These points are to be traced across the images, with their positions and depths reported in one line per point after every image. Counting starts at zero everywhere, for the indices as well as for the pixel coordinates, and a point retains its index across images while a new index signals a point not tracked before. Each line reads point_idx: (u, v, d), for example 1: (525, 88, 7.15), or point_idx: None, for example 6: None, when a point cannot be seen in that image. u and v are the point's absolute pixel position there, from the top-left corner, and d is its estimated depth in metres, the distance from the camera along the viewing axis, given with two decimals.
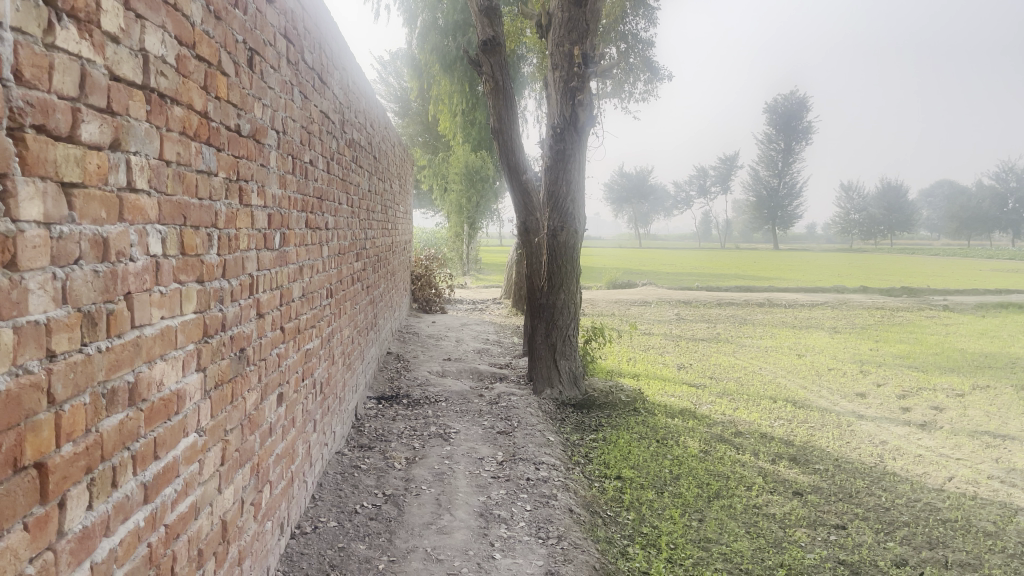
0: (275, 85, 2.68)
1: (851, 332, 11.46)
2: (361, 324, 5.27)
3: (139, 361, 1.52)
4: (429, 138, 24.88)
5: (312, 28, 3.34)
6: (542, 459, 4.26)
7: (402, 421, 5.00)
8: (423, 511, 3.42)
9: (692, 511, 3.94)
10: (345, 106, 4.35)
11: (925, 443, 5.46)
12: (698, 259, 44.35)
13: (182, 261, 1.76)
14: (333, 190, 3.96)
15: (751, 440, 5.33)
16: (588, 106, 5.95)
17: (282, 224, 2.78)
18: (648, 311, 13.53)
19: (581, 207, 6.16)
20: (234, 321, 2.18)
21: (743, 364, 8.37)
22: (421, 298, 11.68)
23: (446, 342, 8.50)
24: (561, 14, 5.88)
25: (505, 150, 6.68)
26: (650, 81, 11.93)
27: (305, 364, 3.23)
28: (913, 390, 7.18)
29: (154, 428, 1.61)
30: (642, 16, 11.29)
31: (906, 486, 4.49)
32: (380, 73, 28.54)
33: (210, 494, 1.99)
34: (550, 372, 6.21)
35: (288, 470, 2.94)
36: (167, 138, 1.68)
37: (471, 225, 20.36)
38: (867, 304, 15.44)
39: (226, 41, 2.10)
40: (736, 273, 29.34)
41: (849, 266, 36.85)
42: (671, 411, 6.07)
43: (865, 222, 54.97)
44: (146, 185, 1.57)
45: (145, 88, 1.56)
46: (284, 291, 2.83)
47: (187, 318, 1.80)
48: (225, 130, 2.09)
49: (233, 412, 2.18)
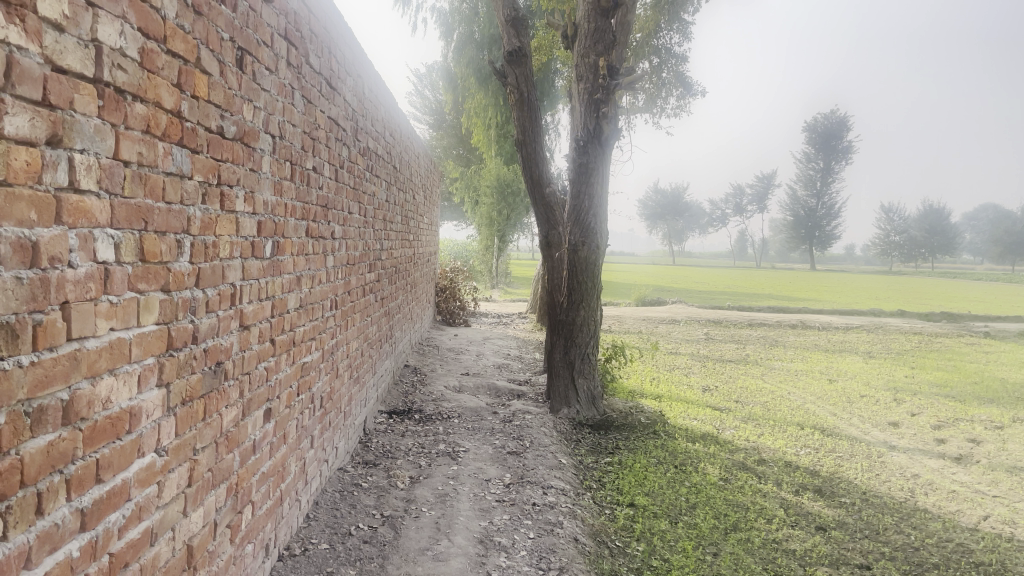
0: (270, 88, 2.58)
1: (887, 357, 11.10)
2: (374, 337, 5.16)
3: (77, 377, 1.40)
4: (463, 151, 24.92)
5: (319, 31, 3.24)
6: (552, 483, 4.09)
7: (411, 437, 4.86)
8: (420, 535, 3.26)
9: (707, 543, 3.73)
10: (358, 114, 4.24)
11: (960, 478, 5.18)
12: (732, 277, 43.71)
13: (142, 269, 1.65)
14: (342, 199, 3.85)
15: (775, 469, 5.10)
16: (613, 119, 5.78)
17: (274, 232, 2.66)
18: (677, 330, 13.26)
19: (604, 222, 5.99)
20: (209, 334, 2.07)
21: (771, 387, 8.10)
22: (445, 310, 11.58)
23: (466, 356, 8.36)
24: (588, 25, 5.74)
25: (529, 163, 6.54)
26: (684, 96, 11.71)
27: (300, 378, 3.10)
28: (950, 421, 6.86)
29: (97, 449, 1.49)
30: (677, 30, 11.08)
31: (937, 525, 4.23)
32: (417, 85, 28.65)
33: (172, 518, 1.86)
34: (568, 391, 6.04)
35: (276, 490, 2.82)
36: (125, 137, 1.56)
37: (501, 237, 20.26)
38: (904, 329, 15.00)
39: (209, 37, 2.00)
40: (769, 293, 28.84)
41: (887, 288, 36.07)
42: (692, 435, 5.85)
43: (905, 244, 53.86)
44: (95, 186, 1.45)
45: (97, 82, 1.45)
46: (277, 302, 2.72)
47: (146, 331, 1.68)
48: (204, 131, 1.99)
49: (205, 430, 2.06)
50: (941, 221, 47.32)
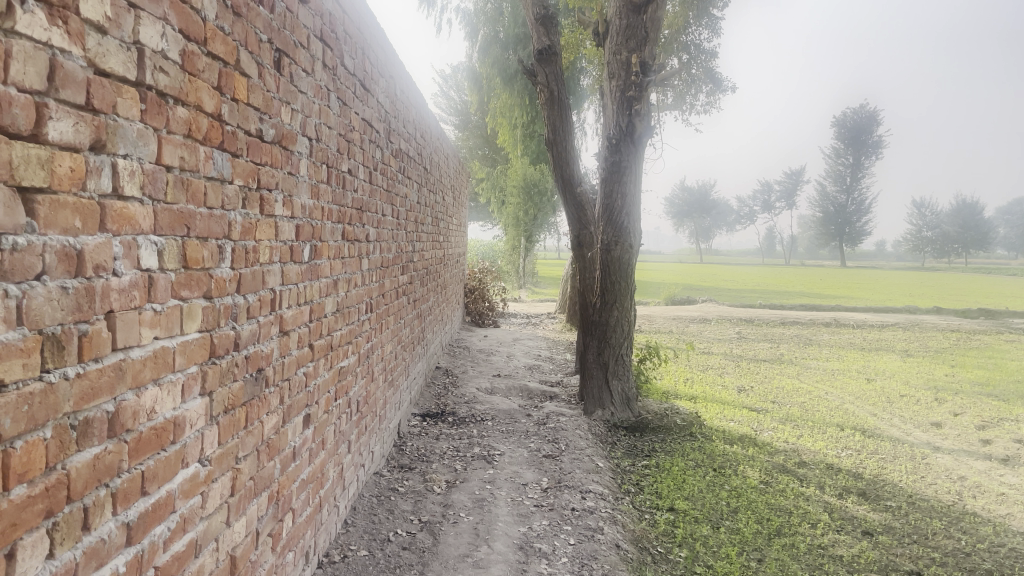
0: (307, 90, 2.54)
1: (925, 356, 10.87)
2: (407, 339, 5.13)
3: (122, 388, 1.37)
4: (488, 152, 24.91)
5: (353, 32, 3.21)
6: (590, 487, 4.02)
7: (445, 440, 4.82)
8: (459, 541, 3.22)
9: (751, 549, 3.65)
10: (391, 115, 4.21)
11: (1009, 480, 5.03)
12: (761, 275, 43.25)
13: (184, 275, 1.62)
14: (376, 201, 3.82)
15: (816, 471, 4.99)
16: (646, 116, 5.69)
17: (312, 235, 2.63)
18: (708, 329, 13.11)
19: (637, 221, 5.90)
20: (251, 340, 2.03)
21: (808, 387, 7.96)
22: (474, 311, 11.54)
23: (497, 357, 8.31)
24: (620, 21, 5.67)
25: (560, 162, 6.48)
26: (713, 93, 11.57)
27: (338, 383, 3.07)
28: (994, 421, 6.69)
29: (142, 460, 1.46)
30: (705, 26, 10.96)
31: (988, 529, 4.10)
32: (443, 86, 28.70)
33: (216, 528, 1.83)
34: (602, 393, 5.96)
35: (316, 496, 2.78)
36: (167, 142, 1.53)
37: (528, 238, 20.19)
38: (941, 326, 14.70)
39: (248, 39, 1.96)
40: (799, 291, 28.49)
41: (921, 285, 35.43)
42: (729, 437, 5.75)
43: (937, 239, 52.94)
44: (138, 192, 1.42)
45: (140, 85, 1.42)
46: (314, 306, 2.69)
47: (189, 338, 1.65)
48: (244, 135, 1.95)
49: (247, 439, 2.03)
50: (974, 215, 46.47)
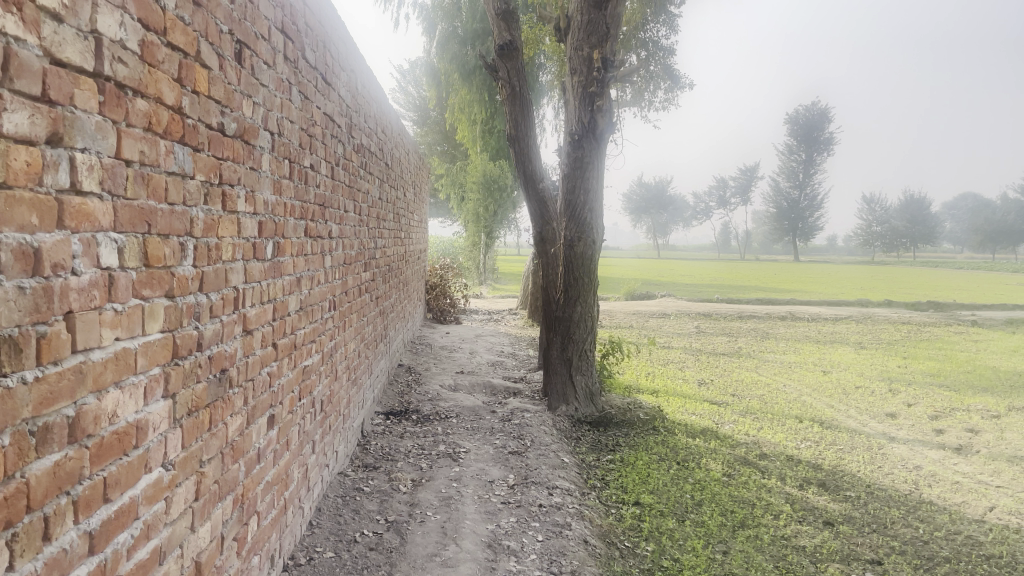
0: (269, 82, 2.48)
1: (878, 348, 11.11)
2: (370, 337, 5.07)
3: (83, 392, 1.31)
4: (447, 147, 24.78)
5: (314, 24, 3.15)
6: (556, 483, 4.01)
7: (410, 438, 4.78)
8: (427, 540, 3.19)
9: (716, 542, 3.68)
10: (352, 109, 4.15)
11: (962, 468, 5.17)
12: (718, 269, 43.80)
13: (146, 274, 1.56)
14: (338, 196, 3.76)
15: (777, 463, 5.06)
16: (608, 112, 5.70)
17: (275, 232, 2.57)
18: (667, 324, 13.22)
19: (600, 216, 5.91)
20: (214, 340, 1.98)
21: (767, 380, 8.07)
22: (435, 308, 11.49)
23: (459, 354, 8.28)
24: (581, 17, 5.66)
25: (522, 158, 6.47)
26: (671, 89, 11.67)
27: (301, 382, 3.01)
28: (946, 411, 6.86)
29: (104, 466, 1.40)
30: (663, 23, 11.04)
31: (945, 517, 4.20)
32: (400, 81, 28.46)
33: (181, 534, 1.78)
34: (566, 388, 5.97)
35: (281, 498, 2.73)
36: (127, 135, 1.47)
37: (488, 233, 20.15)
38: (893, 318, 15.05)
39: (208, 29, 1.90)
40: (754, 285, 28.88)
41: (871, 279, 36.30)
42: (691, 430, 5.80)
43: (887, 233, 54.18)
44: (97, 187, 1.36)
45: (98, 76, 1.36)
46: (278, 304, 2.63)
47: (151, 339, 1.59)
48: (205, 128, 1.90)
49: (211, 441, 1.97)
50: (922, 210, 47.67)
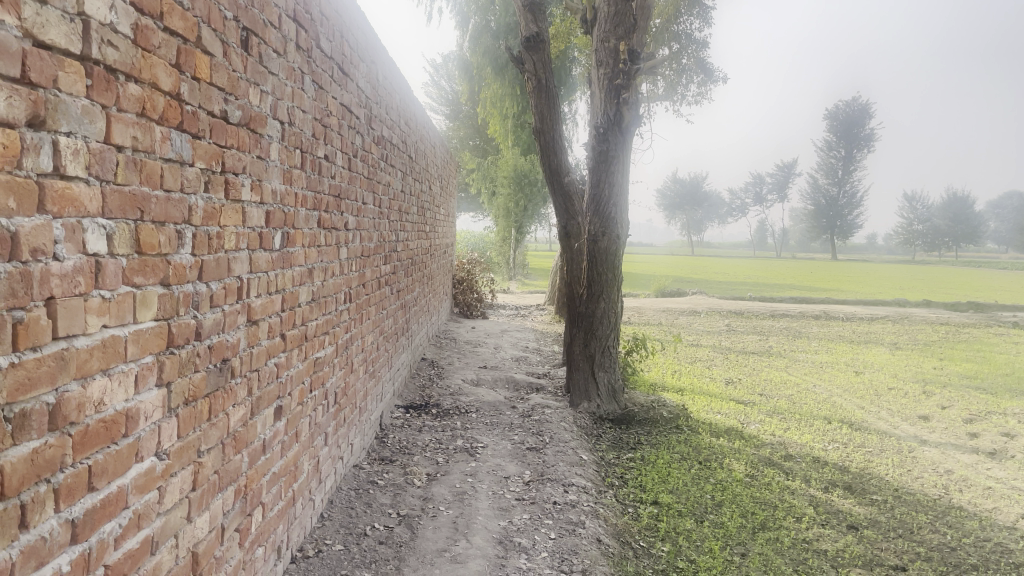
0: (279, 72, 2.47)
1: (913, 349, 10.86)
2: (390, 330, 5.06)
3: (65, 378, 1.30)
4: (479, 142, 24.77)
5: (331, 14, 3.13)
6: (573, 481, 3.96)
7: (428, 432, 4.76)
8: (438, 535, 3.16)
9: (734, 544, 3.61)
10: (373, 100, 4.14)
11: (996, 474, 5.01)
12: (752, 267, 43.26)
13: (138, 261, 1.54)
14: (356, 188, 3.74)
15: (802, 464, 4.96)
16: (634, 105, 5.61)
17: (284, 222, 2.55)
18: (697, 321, 13.06)
19: (625, 211, 5.84)
20: (215, 329, 1.96)
21: (796, 380, 7.93)
22: (463, 302, 11.47)
23: (484, 348, 8.25)
24: (608, 8, 5.59)
25: (547, 152, 6.41)
26: (704, 83, 11.51)
27: (313, 374, 3.00)
28: (982, 415, 6.67)
29: (89, 454, 1.39)
30: (697, 16, 10.89)
31: (974, 523, 4.07)
32: (434, 75, 28.48)
33: (175, 524, 1.76)
34: (588, 385, 5.91)
35: (289, 490, 2.72)
36: (118, 120, 1.45)
37: (519, 229, 20.11)
38: (931, 319, 14.70)
39: (211, 14, 1.88)
40: (789, 284, 28.41)
41: (909, 279, 35.59)
42: (715, 429, 5.70)
43: (928, 233, 53.07)
44: (83, 172, 1.34)
45: (86, 59, 1.34)
46: (287, 295, 2.62)
47: (143, 327, 1.58)
48: (206, 116, 1.88)
49: (210, 431, 1.96)
50: (964, 209, 46.60)
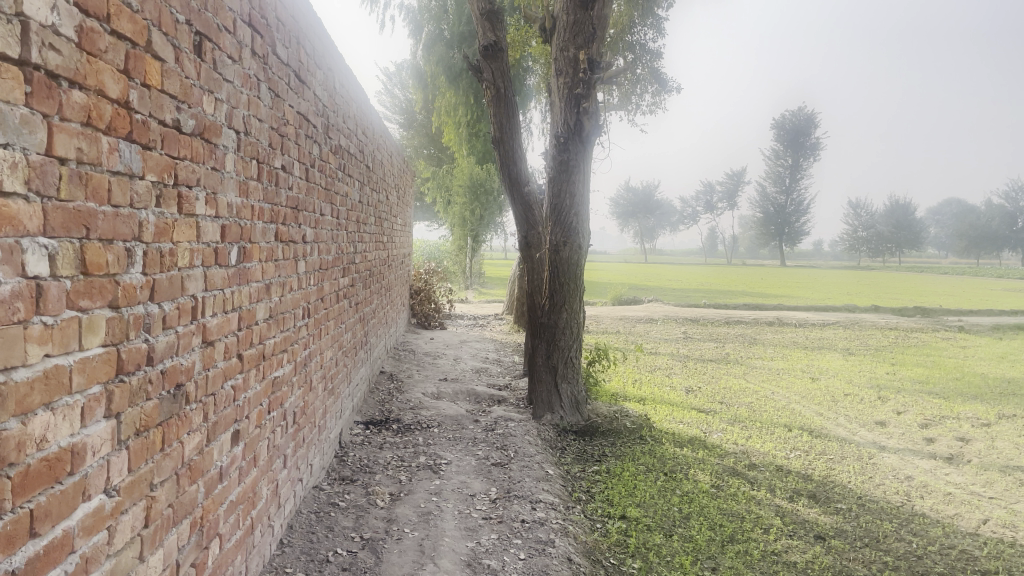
0: (233, 79, 2.34)
1: (866, 354, 11.05)
2: (348, 344, 4.92)
3: (3, 416, 1.17)
4: (433, 151, 24.66)
5: (286, 19, 3.01)
6: (540, 497, 3.88)
7: (390, 449, 4.64)
8: (404, 560, 3.04)
9: (705, 558, 3.56)
10: (329, 109, 4.01)
11: (954, 479, 5.08)
12: (705, 274, 43.85)
13: (83, 283, 1.42)
14: (314, 200, 3.62)
15: (767, 473, 4.95)
16: (594, 114, 5.57)
17: (240, 236, 2.42)
18: (654, 329, 13.13)
19: (586, 221, 5.79)
20: (167, 353, 1.84)
21: (755, 387, 7.98)
22: (420, 313, 11.34)
23: (443, 360, 8.14)
24: (567, 17, 5.54)
25: (507, 161, 6.33)
26: (659, 93, 11.58)
27: (271, 395, 2.87)
28: (936, 420, 6.78)
29: (32, 497, 1.26)
30: (651, 26, 10.95)
31: (938, 530, 4.10)
32: (387, 84, 28.29)
33: (127, 565, 1.63)
34: (551, 397, 5.84)
35: (247, 518, 2.58)
36: (61, 130, 1.33)
37: (474, 238, 20.03)
38: (880, 324, 15.01)
39: (161, 17, 1.76)
40: (742, 291, 28.85)
41: (855, 284, 36.45)
42: (678, 439, 5.68)
43: (873, 239, 54.47)
44: (22, 187, 1.22)
45: (25, 64, 1.22)
46: (244, 312, 2.49)
47: (90, 355, 1.45)
48: (157, 125, 1.76)
49: (163, 462, 1.83)
50: (907, 215, 47.91)
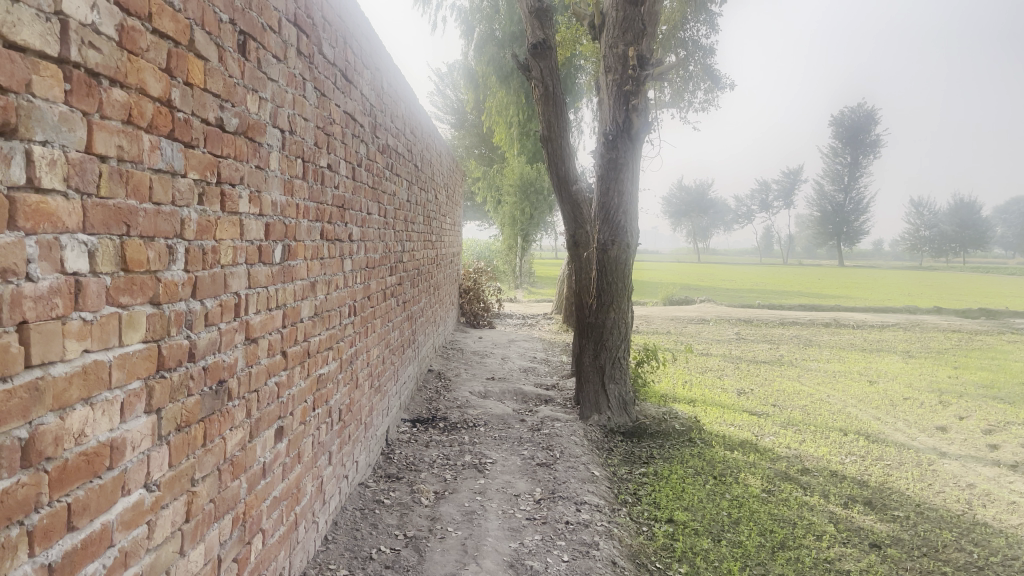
0: (278, 78, 2.36)
1: (927, 357, 10.68)
2: (395, 343, 4.93)
3: (40, 410, 1.19)
4: (485, 151, 24.72)
5: (333, 18, 3.02)
6: (584, 499, 3.83)
7: (435, 448, 4.64)
8: (446, 559, 3.03)
9: (754, 564, 3.47)
10: (377, 108, 4.03)
11: (1020, 487, 4.87)
12: (759, 274, 43.06)
13: (124, 279, 1.43)
14: (360, 198, 3.64)
15: (820, 479, 4.82)
16: (643, 111, 5.48)
17: (284, 234, 2.44)
18: (706, 330, 12.93)
19: (634, 220, 5.71)
20: (209, 350, 1.85)
21: (809, 390, 7.78)
22: (469, 311, 11.37)
23: (491, 359, 8.14)
24: (616, 13, 5.48)
25: (555, 159, 6.29)
26: (711, 90, 11.38)
27: (315, 392, 2.88)
28: (1001, 426, 6.51)
29: (69, 491, 1.27)
30: (704, 22, 10.78)
31: (1001, 541, 3.93)
32: (440, 85, 28.47)
33: (166, 559, 1.65)
34: (598, 398, 5.78)
35: (290, 514, 2.60)
36: (101, 128, 1.35)
37: (524, 237, 20.02)
38: (942, 326, 14.52)
39: (205, 17, 1.77)
40: (798, 291, 28.27)
41: (916, 285, 35.34)
42: (729, 442, 5.56)
43: (935, 239, 52.78)
44: (61, 184, 1.24)
45: (63, 62, 1.23)
46: (288, 310, 2.51)
47: (129, 351, 1.47)
48: (200, 123, 1.77)
49: (205, 458, 1.84)
50: (972, 213, 46.30)
